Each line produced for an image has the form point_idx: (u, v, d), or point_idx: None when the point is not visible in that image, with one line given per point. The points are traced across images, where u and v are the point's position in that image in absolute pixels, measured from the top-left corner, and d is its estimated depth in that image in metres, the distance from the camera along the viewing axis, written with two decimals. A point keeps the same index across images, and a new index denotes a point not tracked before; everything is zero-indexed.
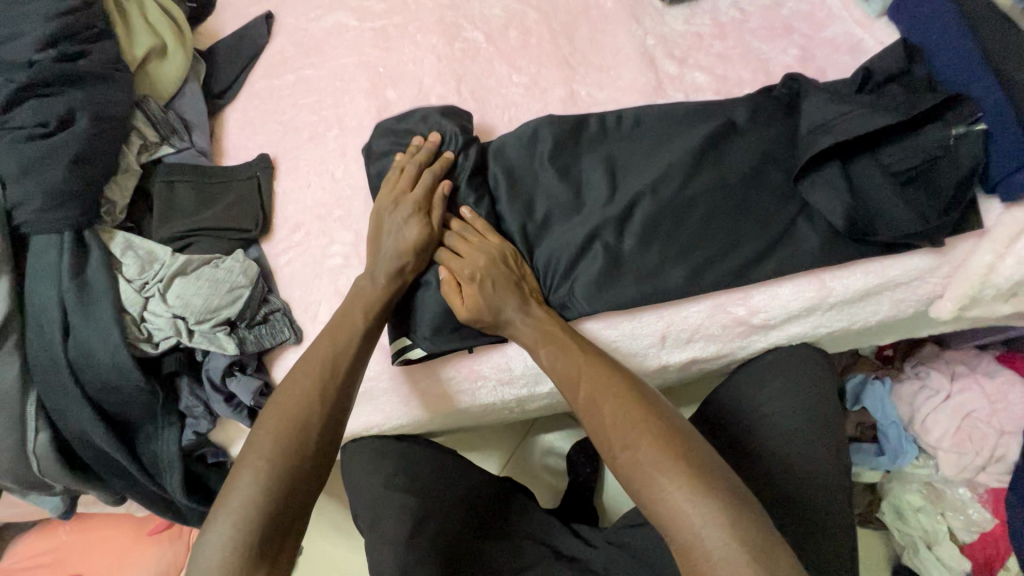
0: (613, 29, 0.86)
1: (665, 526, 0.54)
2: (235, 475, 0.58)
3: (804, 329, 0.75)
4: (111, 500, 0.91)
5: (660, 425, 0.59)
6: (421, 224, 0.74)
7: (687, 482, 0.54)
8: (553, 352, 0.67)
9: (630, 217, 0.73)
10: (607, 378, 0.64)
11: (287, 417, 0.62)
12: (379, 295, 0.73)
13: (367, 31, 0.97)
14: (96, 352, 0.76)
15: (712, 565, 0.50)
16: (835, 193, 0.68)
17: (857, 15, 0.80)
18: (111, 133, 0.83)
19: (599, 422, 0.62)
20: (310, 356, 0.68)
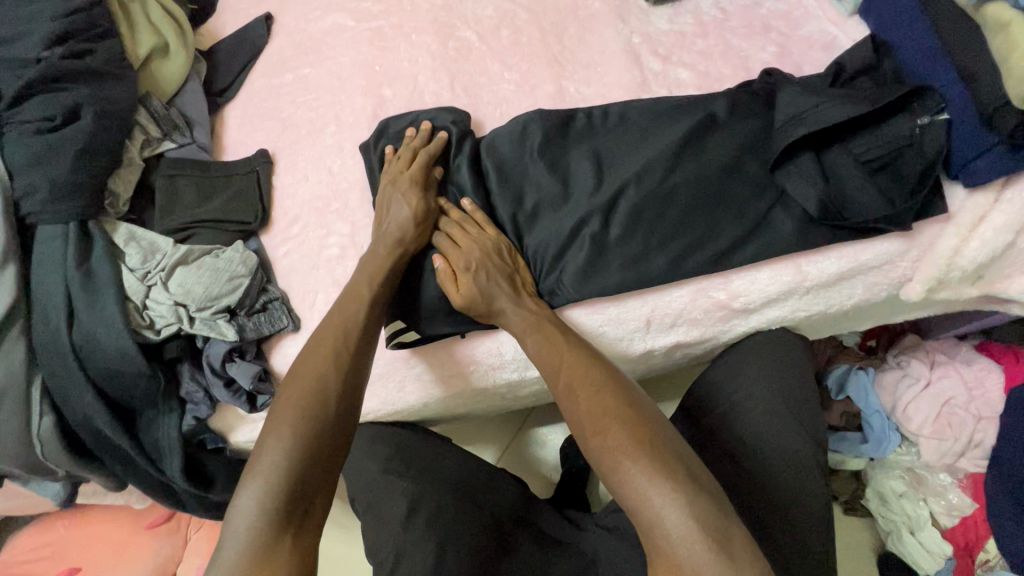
0: (600, 28, 0.90)
1: (629, 507, 0.57)
2: (259, 448, 0.61)
3: (783, 313, 0.78)
4: (112, 487, 0.93)
5: (632, 413, 0.61)
6: (421, 211, 0.77)
7: (651, 467, 0.56)
8: (540, 341, 0.70)
9: (615, 207, 0.76)
10: (586, 367, 0.66)
11: (305, 393, 0.64)
12: (386, 283, 0.76)
13: (363, 31, 1.01)
14: (100, 338, 0.78)
15: (671, 545, 0.53)
16: (809, 183, 0.71)
17: (829, 14, 0.83)
18: (115, 128, 0.86)
19: (574, 408, 0.64)
20: (325, 337, 0.70)
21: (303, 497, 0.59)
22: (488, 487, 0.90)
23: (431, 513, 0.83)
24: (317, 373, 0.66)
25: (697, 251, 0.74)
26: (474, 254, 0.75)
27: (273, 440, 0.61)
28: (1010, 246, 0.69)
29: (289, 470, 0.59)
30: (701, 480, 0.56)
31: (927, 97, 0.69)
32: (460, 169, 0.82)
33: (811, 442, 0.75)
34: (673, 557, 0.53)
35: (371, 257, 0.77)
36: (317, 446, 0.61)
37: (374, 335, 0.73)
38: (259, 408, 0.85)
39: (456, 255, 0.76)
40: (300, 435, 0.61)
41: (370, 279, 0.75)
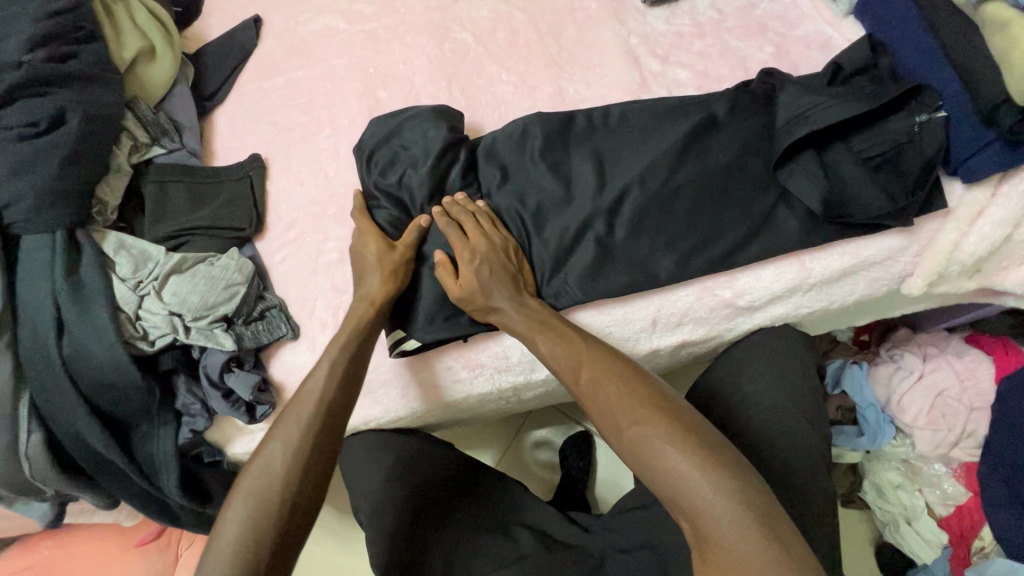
0: (597, 29, 0.90)
1: (672, 496, 0.57)
2: (217, 527, 0.62)
3: (788, 310, 0.79)
4: (103, 505, 0.89)
5: (663, 403, 0.62)
6: (383, 249, 0.77)
7: (694, 456, 0.57)
8: (550, 338, 0.69)
9: (620, 209, 0.76)
10: (609, 363, 0.66)
11: (259, 468, 0.65)
12: (351, 332, 0.73)
13: (357, 34, 0.99)
14: (93, 351, 0.76)
15: (720, 530, 0.53)
16: (814, 181, 0.71)
17: (825, 15, 0.85)
18: (103, 133, 0.83)
19: (606, 403, 0.64)
20: (294, 397, 0.69)
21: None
22: (496, 497, 0.89)
23: (439, 520, 0.83)
24: (265, 453, 0.66)
25: (702, 250, 0.75)
26: (483, 250, 0.74)
27: (224, 522, 0.62)
28: (1006, 240, 0.71)
29: (235, 552, 0.59)
30: (741, 465, 0.57)
31: (923, 95, 0.71)
32: (450, 182, 0.80)
33: (816, 436, 0.76)
34: (720, 542, 0.53)
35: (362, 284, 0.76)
36: (262, 531, 0.61)
37: (346, 394, 0.71)
38: (258, 419, 0.82)
39: (468, 252, 0.74)
40: (245, 521, 0.61)
41: (360, 314, 0.74)
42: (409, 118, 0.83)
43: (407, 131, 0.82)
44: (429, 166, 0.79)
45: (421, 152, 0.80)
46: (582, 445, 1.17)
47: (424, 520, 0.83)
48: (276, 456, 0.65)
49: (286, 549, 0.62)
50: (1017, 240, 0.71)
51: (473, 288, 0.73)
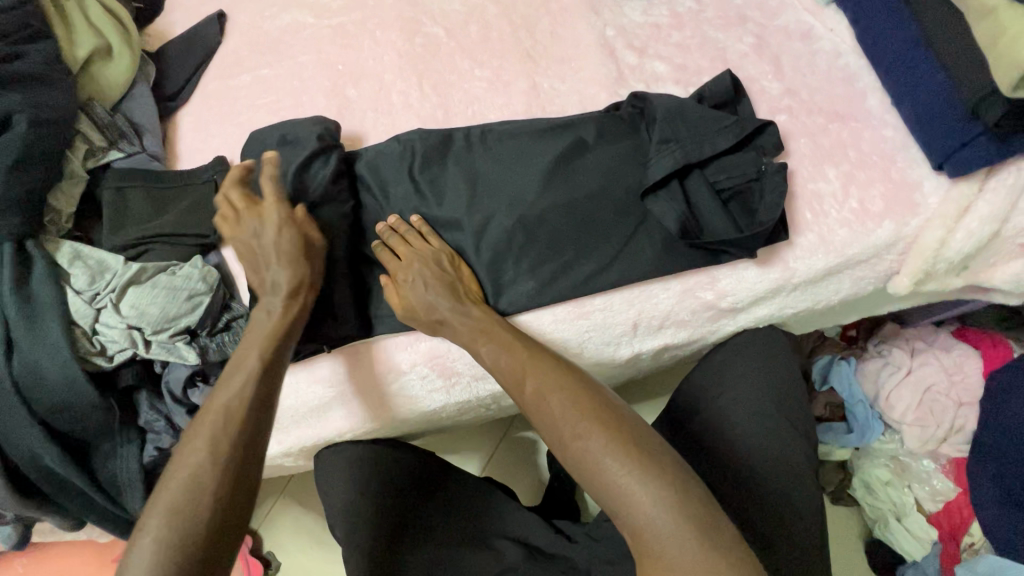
0: (573, 21, 0.86)
1: (615, 510, 0.55)
2: (129, 552, 0.54)
3: (770, 311, 0.77)
4: (68, 526, 0.86)
5: (609, 415, 0.59)
6: (295, 240, 0.69)
7: (637, 472, 0.55)
8: (494, 348, 0.66)
9: (488, 230, 0.75)
10: (553, 373, 0.63)
11: (179, 483, 0.56)
12: (270, 326, 0.67)
13: (325, 29, 0.95)
14: (45, 370, 0.72)
15: (662, 547, 0.52)
16: (673, 206, 0.71)
17: (807, 3, 0.82)
18: (54, 138, 0.79)
19: (548, 414, 0.61)
20: (213, 399, 0.62)
21: None
22: (480, 506, 0.86)
23: (418, 532, 0.81)
24: (189, 465, 0.57)
25: (683, 251, 0.72)
26: (418, 265, 0.71)
27: (139, 542, 0.54)
28: (994, 237, 0.69)
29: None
30: (687, 478, 0.55)
31: (766, 133, 0.73)
32: (314, 182, 0.75)
33: (802, 442, 0.74)
34: (664, 559, 0.52)
35: (267, 285, 0.69)
36: (188, 546, 0.53)
37: (272, 396, 0.65)
38: None
39: (406, 270, 0.71)
40: (161, 543, 0.53)
41: (285, 312, 0.68)
42: (289, 129, 0.80)
43: (284, 140, 0.79)
44: (294, 168, 0.75)
45: (291, 156, 0.77)
46: None
47: (403, 533, 0.80)
48: (205, 469, 0.57)
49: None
50: (1005, 235, 0.69)
51: (412, 305, 0.70)
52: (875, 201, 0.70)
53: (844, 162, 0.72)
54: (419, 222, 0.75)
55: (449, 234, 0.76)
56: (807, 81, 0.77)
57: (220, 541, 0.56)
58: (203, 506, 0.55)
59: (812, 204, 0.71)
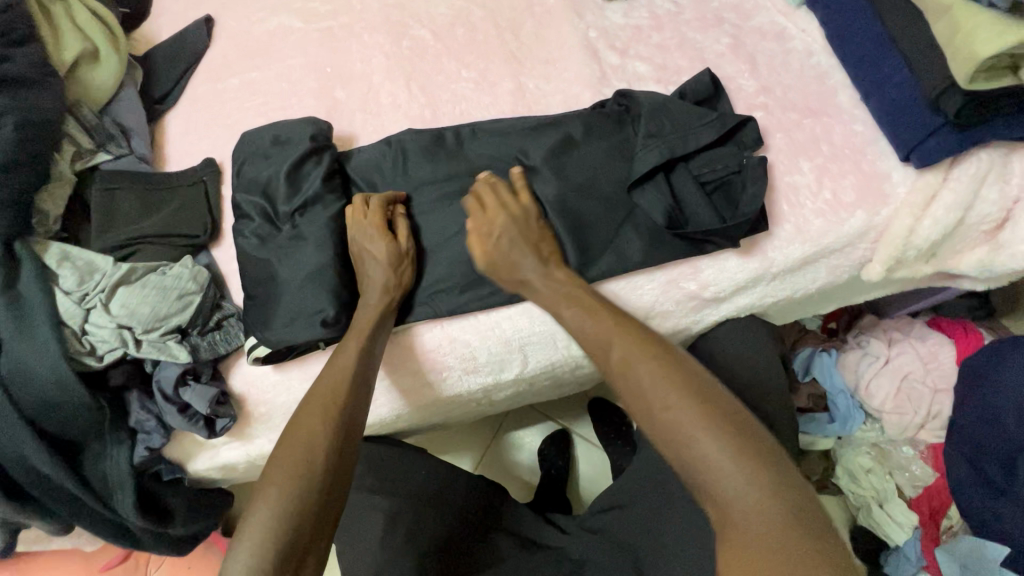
0: (556, 24, 0.89)
1: (704, 485, 0.53)
2: (252, 504, 0.57)
3: (752, 300, 0.79)
4: (56, 531, 0.85)
5: (700, 388, 0.57)
6: (389, 254, 0.72)
7: (731, 452, 0.52)
8: (576, 313, 0.65)
9: None
10: (640, 342, 0.61)
11: (299, 443, 0.61)
12: (371, 313, 0.71)
13: (313, 32, 0.96)
14: (34, 370, 0.72)
15: (756, 525, 0.50)
16: (659, 198, 0.73)
17: (780, 6, 0.85)
18: (41, 140, 0.78)
19: (635, 383, 0.58)
20: (326, 370, 0.67)
21: (296, 552, 0.56)
22: (471, 500, 0.86)
23: (411, 525, 0.81)
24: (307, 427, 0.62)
25: (669, 242, 0.74)
26: (508, 221, 0.70)
27: (261, 500, 0.57)
28: (959, 224, 0.72)
29: (278, 529, 0.55)
30: (781, 464, 0.53)
31: (748, 128, 0.75)
32: (309, 181, 0.78)
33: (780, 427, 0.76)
34: (758, 538, 0.50)
35: (365, 290, 0.72)
36: (308, 501, 0.57)
37: (372, 375, 0.69)
38: (218, 432, 0.79)
39: (494, 223, 0.70)
40: (284, 504, 0.56)
41: (379, 305, 0.71)
42: (280, 128, 0.82)
43: (277, 140, 0.81)
44: (288, 169, 0.78)
45: (284, 157, 0.79)
46: (562, 444, 1.17)
47: (395, 527, 0.80)
48: (320, 433, 0.62)
49: (320, 534, 0.58)
50: (970, 222, 0.72)
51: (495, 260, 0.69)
52: (847, 192, 0.73)
53: (818, 155, 0.75)
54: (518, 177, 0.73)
55: (441, 231, 0.78)
56: (781, 80, 0.80)
57: (328, 502, 0.60)
58: (323, 467, 0.60)
59: (788, 196, 0.74)
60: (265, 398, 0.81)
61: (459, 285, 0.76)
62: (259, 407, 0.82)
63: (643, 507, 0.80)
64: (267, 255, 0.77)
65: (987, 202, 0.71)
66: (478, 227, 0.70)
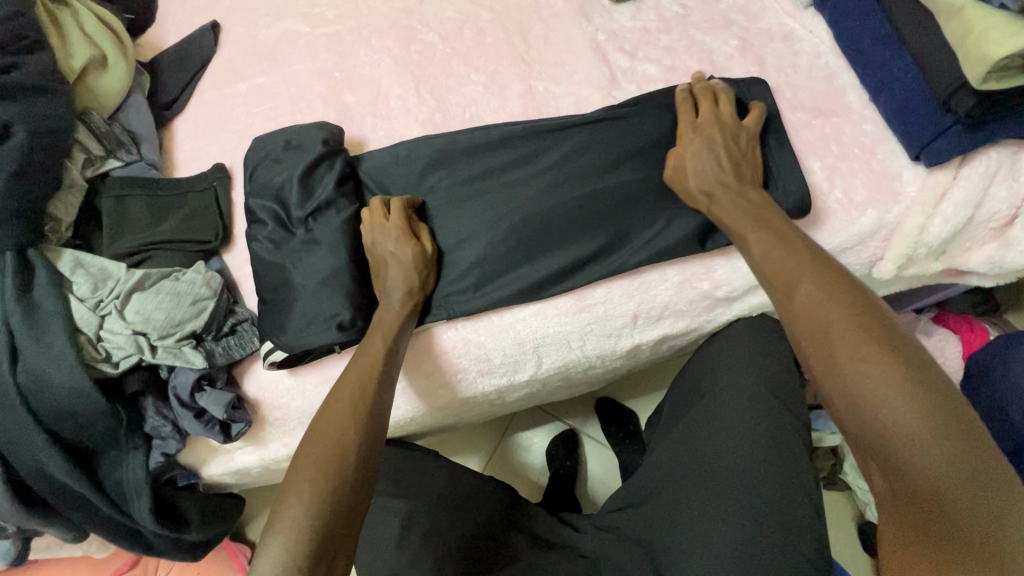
0: (565, 27, 0.89)
1: (884, 450, 0.49)
2: (281, 501, 0.57)
3: (763, 299, 0.80)
4: (70, 538, 0.85)
5: (900, 347, 0.52)
6: (415, 257, 0.73)
7: (929, 427, 0.48)
8: (766, 242, 0.63)
9: (497, 227, 0.77)
10: (837, 289, 0.56)
11: (327, 441, 0.62)
12: (394, 320, 0.72)
13: (321, 37, 0.97)
14: (50, 377, 0.72)
15: (946, 508, 0.46)
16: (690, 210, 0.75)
17: (786, 7, 0.86)
18: (52, 147, 0.78)
19: (820, 325, 0.55)
20: (348, 373, 0.68)
21: (328, 549, 0.56)
22: (484, 501, 0.87)
23: (427, 529, 0.81)
24: (335, 427, 0.63)
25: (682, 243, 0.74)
26: (726, 145, 0.70)
27: (291, 497, 0.57)
28: (969, 222, 0.73)
29: (309, 526, 0.55)
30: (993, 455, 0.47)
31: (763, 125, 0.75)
32: (322, 187, 0.78)
33: (795, 425, 0.76)
34: (949, 517, 0.46)
35: (387, 293, 0.73)
36: (339, 497, 0.58)
37: (394, 376, 0.70)
38: (234, 437, 0.80)
39: (705, 141, 0.71)
40: (314, 500, 0.57)
41: (399, 310, 0.72)
42: (292, 133, 0.82)
43: (289, 145, 0.81)
44: (300, 175, 0.78)
45: (296, 162, 0.79)
46: (572, 444, 1.18)
47: (412, 530, 0.80)
48: (348, 432, 0.63)
49: (351, 531, 0.58)
50: (979, 220, 0.73)
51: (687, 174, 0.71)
52: (858, 190, 0.74)
53: (827, 155, 0.76)
54: (757, 120, 0.73)
55: (456, 233, 0.78)
56: (790, 80, 0.80)
57: (358, 499, 0.60)
58: (352, 464, 0.61)
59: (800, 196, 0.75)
60: (279, 403, 0.81)
61: (473, 287, 0.77)
62: (274, 412, 0.82)
63: (658, 506, 0.80)
64: (282, 259, 0.77)
65: (995, 200, 0.72)
66: (696, 140, 0.71)
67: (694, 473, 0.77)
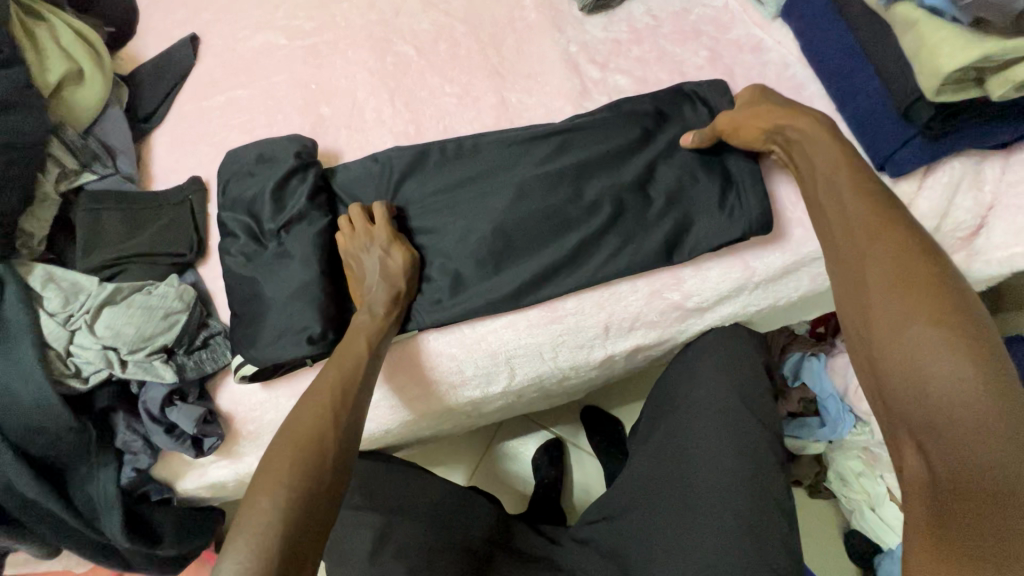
0: (538, 38, 0.89)
1: (936, 426, 0.50)
2: (251, 506, 0.57)
3: (735, 309, 0.80)
4: (43, 554, 0.84)
5: (974, 324, 0.51)
6: (405, 265, 0.74)
7: (988, 408, 0.48)
8: (843, 187, 0.62)
9: (476, 234, 0.77)
10: (914, 257, 0.55)
11: (302, 444, 0.61)
12: (378, 326, 0.71)
13: (298, 49, 0.97)
14: (19, 394, 0.71)
15: (984, 487, 0.46)
16: (661, 224, 0.75)
17: (755, 18, 0.86)
18: (24, 163, 0.78)
19: (876, 284, 0.56)
20: (326, 371, 0.67)
21: (297, 556, 0.55)
22: (461, 513, 0.87)
23: (401, 543, 0.80)
24: (311, 429, 0.62)
25: (648, 252, 0.74)
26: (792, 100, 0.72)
27: (262, 503, 0.57)
28: (935, 231, 0.73)
29: (279, 532, 0.55)
30: None
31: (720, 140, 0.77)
32: (295, 199, 0.78)
33: (765, 434, 0.77)
34: (983, 498, 0.46)
35: (371, 299, 0.72)
36: (313, 503, 0.58)
37: (374, 380, 0.70)
38: (206, 451, 0.79)
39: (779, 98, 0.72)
40: (288, 508, 0.56)
41: (381, 318, 0.72)
42: (267, 146, 0.82)
43: (261, 158, 0.81)
44: (272, 189, 0.78)
45: (267, 176, 0.80)
46: (556, 453, 1.17)
47: (385, 544, 0.80)
48: (324, 437, 0.62)
49: (320, 538, 0.58)
50: (945, 230, 0.73)
51: (753, 115, 0.71)
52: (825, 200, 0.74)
53: None
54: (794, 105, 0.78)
55: (427, 246, 0.78)
56: None
57: (330, 504, 0.60)
58: (327, 470, 0.61)
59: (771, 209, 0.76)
60: (252, 417, 0.81)
61: (447, 297, 0.76)
62: (247, 425, 0.82)
63: (632, 519, 0.80)
64: (254, 273, 0.77)
65: (961, 209, 0.72)
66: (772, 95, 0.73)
67: (669, 485, 0.77)
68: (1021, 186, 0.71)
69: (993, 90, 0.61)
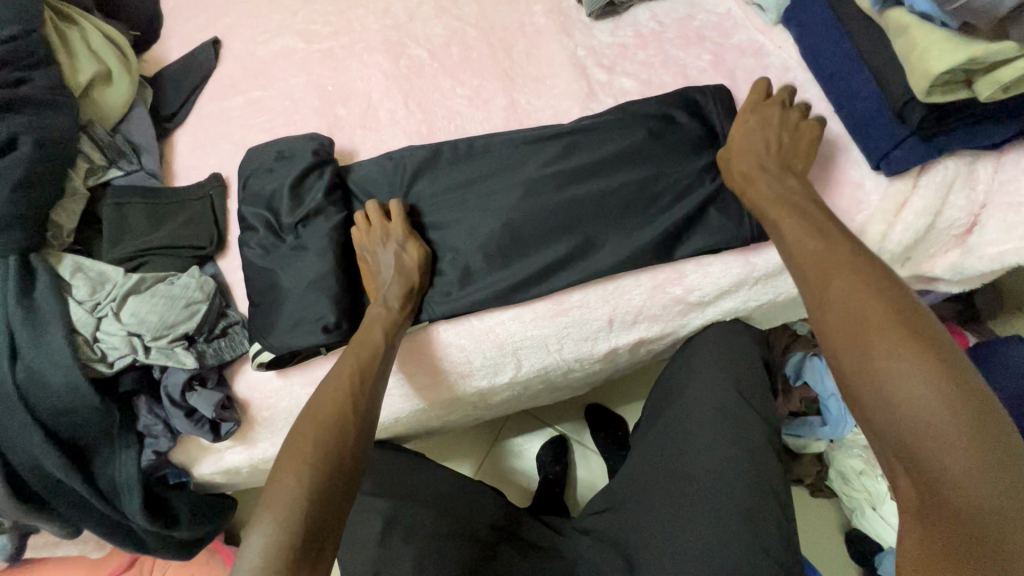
0: (546, 43, 0.93)
1: (915, 450, 0.48)
2: (277, 483, 0.59)
3: (736, 303, 0.83)
4: (63, 534, 0.87)
5: (943, 348, 0.50)
6: (418, 260, 0.77)
7: (962, 428, 0.46)
8: (804, 224, 0.65)
9: (485, 229, 0.79)
10: (873, 287, 0.56)
11: (323, 427, 0.64)
12: (391, 319, 0.74)
13: (315, 52, 1.01)
14: (49, 376, 0.75)
15: (973, 515, 0.44)
16: (662, 216, 0.78)
17: (757, 24, 0.89)
18: (57, 158, 0.82)
19: (842, 313, 0.56)
20: (342, 360, 0.70)
21: (320, 531, 0.58)
22: (466, 502, 0.89)
23: (409, 528, 0.82)
24: (330, 413, 0.65)
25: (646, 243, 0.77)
26: (773, 131, 0.74)
27: (286, 480, 0.59)
28: (930, 228, 0.75)
29: (303, 508, 0.57)
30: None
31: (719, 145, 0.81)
32: (312, 194, 0.81)
33: (763, 426, 0.79)
34: (966, 524, 0.44)
35: (385, 292, 0.75)
36: (333, 483, 0.60)
37: (389, 370, 0.73)
38: (223, 436, 0.83)
39: (758, 131, 0.75)
40: (312, 484, 0.59)
41: (395, 312, 0.75)
42: (285, 145, 0.85)
43: (279, 156, 0.85)
44: (290, 184, 0.81)
45: (284, 174, 0.83)
46: (561, 451, 1.19)
47: (393, 529, 0.82)
48: (342, 421, 0.65)
49: (339, 518, 0.61)
50: (939, 228, 0.76)
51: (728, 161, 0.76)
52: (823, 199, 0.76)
53: None
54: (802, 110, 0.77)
55: (438, 240, 0.81)
56: None
57: (348, 485, 0.63)
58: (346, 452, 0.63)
59: None
60: (268, 403, 0.84)
61: (457, 289, 0.79)
62: (262, 412, 0.85)
63: (633, 508, 0.82)
64: (272, 264, 0.81)
65: (955, 207, 0.74)
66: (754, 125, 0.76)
67: (667, 478, 0.79)
68: (1011, 185, 0.74)
69: (981, 91, 0.64)
